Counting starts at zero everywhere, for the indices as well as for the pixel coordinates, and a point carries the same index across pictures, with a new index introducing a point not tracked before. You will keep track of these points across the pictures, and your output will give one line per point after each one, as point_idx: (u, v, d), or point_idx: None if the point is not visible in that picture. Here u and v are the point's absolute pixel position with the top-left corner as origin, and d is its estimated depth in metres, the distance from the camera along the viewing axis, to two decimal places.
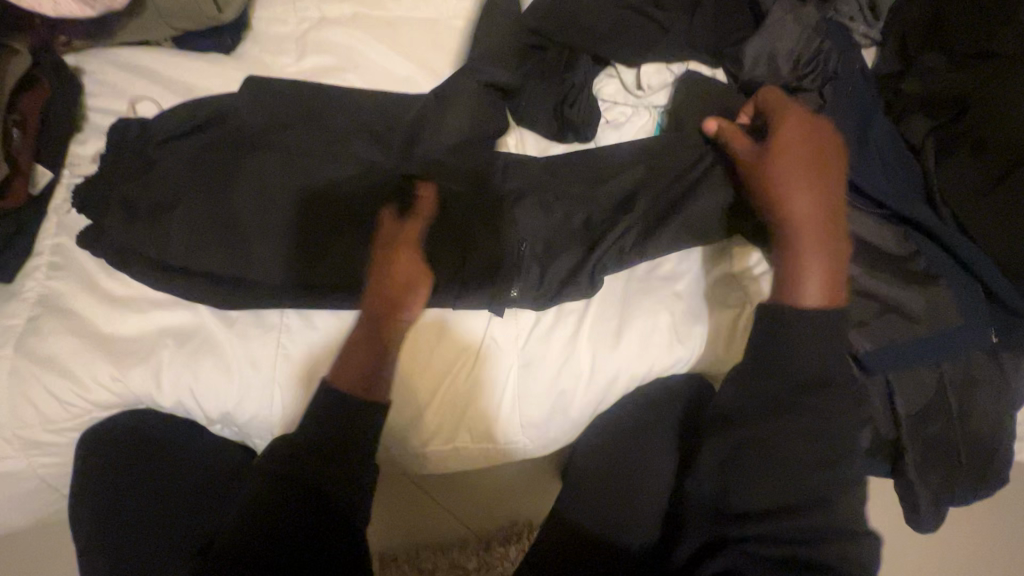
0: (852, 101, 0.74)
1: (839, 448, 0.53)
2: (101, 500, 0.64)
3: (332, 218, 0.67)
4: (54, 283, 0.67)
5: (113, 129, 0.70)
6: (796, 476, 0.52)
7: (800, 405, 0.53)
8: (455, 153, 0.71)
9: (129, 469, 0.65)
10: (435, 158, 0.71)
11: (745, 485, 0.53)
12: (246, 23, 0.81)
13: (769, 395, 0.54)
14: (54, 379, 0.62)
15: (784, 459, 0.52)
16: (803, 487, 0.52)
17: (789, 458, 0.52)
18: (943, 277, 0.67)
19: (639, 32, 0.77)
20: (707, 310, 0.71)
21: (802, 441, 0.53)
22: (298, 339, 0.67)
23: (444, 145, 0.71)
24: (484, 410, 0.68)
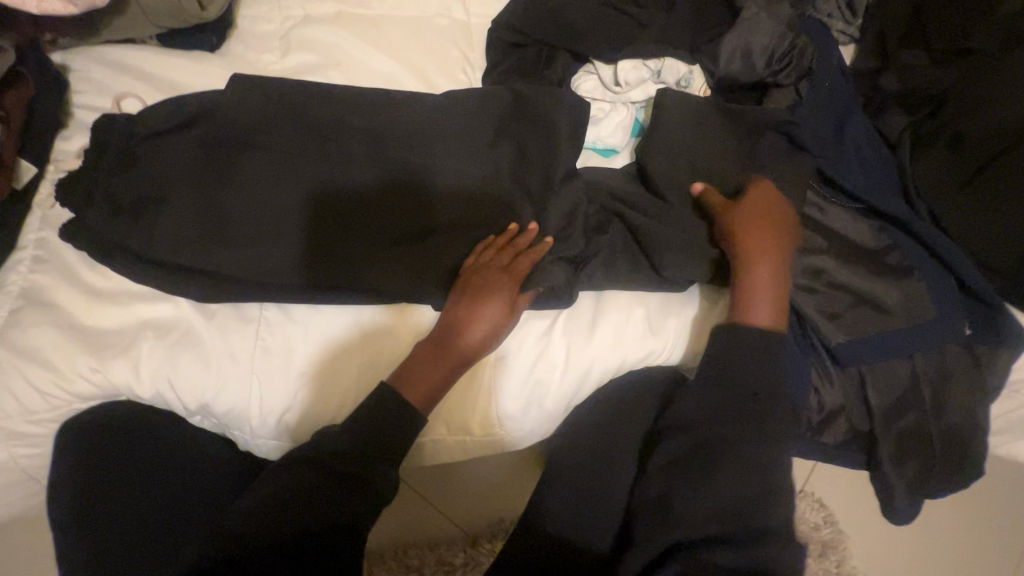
0: (827, 97, 0.76)
1: (773, 471, 0.60)
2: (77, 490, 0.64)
3: (315, 212, 0.68)
4: (36, 276, 0.67)
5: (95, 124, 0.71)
6: (743, 471, 0.59)
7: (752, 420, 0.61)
8: (433, 145, 0.72)
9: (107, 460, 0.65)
10: (414, 152, 0.71)
11: (697, 478, 0.60)
12: (231, 21, 0.82)
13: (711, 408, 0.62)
14: (34, 370, 0.63)
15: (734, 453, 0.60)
16: (744, 494, 0.59)
17: (734, 451, 0.60)
18: (917, 270, 0.68)
19: (616, 30, 0.78)
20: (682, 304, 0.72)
21: (748, 453, 0.60)
22: (278, 331, 0.67)
23: (425, 139, 0.72)
24: (462, 401, 0.69)
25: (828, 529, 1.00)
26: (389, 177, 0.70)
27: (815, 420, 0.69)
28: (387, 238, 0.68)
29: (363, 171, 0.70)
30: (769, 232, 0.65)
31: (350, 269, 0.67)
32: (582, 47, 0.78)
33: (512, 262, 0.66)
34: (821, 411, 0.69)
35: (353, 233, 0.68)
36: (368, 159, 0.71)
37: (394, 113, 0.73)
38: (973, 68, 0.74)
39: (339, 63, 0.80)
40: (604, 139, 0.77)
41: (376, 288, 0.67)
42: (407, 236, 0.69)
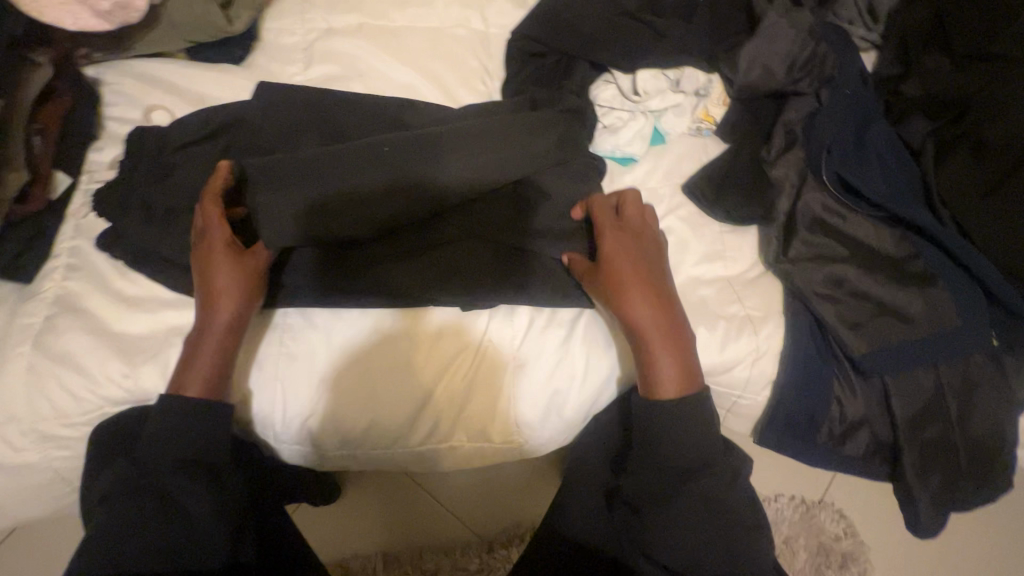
0: (848, 104, 0.73)
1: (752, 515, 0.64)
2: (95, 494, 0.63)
3: (315, 219, 0.65)
4: (70, 284, 0.70)
5: (130, 135, 0.73)
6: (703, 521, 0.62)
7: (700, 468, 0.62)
8: (430, 150, 0.67)
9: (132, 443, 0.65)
10: (414, 153, 0.67)
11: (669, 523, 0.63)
12: (257, 34, 0.84)
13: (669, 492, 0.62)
14: (69, 375, 0.65)
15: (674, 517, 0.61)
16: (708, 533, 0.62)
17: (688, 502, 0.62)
18: (941, 279, 0.67)
19: (635, 38, 0.78)
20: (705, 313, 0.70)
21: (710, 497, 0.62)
22: (300, 338, 0.69)
23: (423, 143, 0.68)
24: (482, 410, 0.70)
25: (848, 540, 0.98)
26: (385, 184, 0.66)
27: (837, 431, 0.68)
28: (406, 250, 0.69)
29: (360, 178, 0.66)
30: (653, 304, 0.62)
31: (374, 279, 0.68)
32: (600, 56, 0.79)
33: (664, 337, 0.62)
34: (842, 421, 0.68)
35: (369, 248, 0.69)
36: (366, 166, 0.66)
37: (413, 123, 0.75)
38: (996, 74, 0.73)
39: (362, 75, 0.82)
40: (622, 148, 0.77)
41: (394, 295, 0.68)
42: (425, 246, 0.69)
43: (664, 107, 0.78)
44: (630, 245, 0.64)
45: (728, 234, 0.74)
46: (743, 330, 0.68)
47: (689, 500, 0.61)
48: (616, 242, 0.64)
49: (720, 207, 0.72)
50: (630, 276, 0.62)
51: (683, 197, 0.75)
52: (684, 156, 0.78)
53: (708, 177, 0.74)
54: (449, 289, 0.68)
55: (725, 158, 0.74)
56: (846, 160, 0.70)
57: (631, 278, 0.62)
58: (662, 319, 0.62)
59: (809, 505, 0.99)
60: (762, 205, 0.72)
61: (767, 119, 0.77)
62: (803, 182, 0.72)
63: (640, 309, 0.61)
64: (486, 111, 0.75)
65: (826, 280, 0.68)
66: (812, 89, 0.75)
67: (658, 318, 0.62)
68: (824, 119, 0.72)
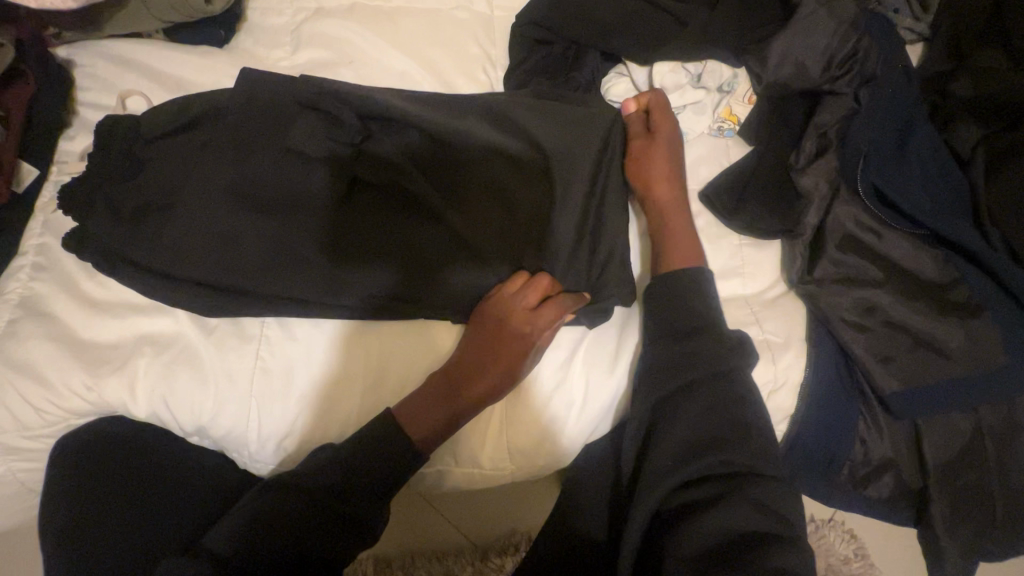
0: (889, 106, 0.65)
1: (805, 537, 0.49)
2: (69, 529, 0.58)
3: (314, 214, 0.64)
4: (36, 285, 0.65)
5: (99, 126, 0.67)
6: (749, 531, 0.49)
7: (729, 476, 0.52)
8: (413, 147, 0.67)
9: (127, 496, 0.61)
10: (392, 149, 0.66)
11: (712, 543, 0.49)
12: (240, 14, 0.78)
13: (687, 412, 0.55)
14: (30, 385, 0.61)
15: (702, 434, 0.54)
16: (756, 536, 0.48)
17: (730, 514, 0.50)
18: (987, 310, 0.59)
19: (653, 27, 0.71)
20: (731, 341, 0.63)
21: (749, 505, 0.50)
22: (277, 351, 0.64)
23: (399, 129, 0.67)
24: (472, 434, 0.65)
25: (859, 562, 0.93)
26: (376, 184, 0.65)
27: (858, 473, 0.63)
28: (393, 237, 0.64)
29: (342, 169, 0.65)
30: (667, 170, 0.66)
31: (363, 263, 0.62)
32: (614, 45, 0.71)
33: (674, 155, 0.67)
34: (865, 463, 0.63)
35: (351, 231, 0.64)
36: (344, 148, 0.65)
37: (393, 114, 0.67)
38: None
39: (352, 62, 0.75)
40: None
41: (382, 300, 0.63)
42: (409, 245, 0.64)
43: (681, 105, 0.70)
44: (668, 146, 0.67)
45: (747, 249, 0.67)
46: (761, 357, 0.61)
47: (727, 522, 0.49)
48: (663, 137, 0.67)
49: (745, 218, 0.65)
50: (662, 172, 0.66)
51: (699, 204, 0.69)
52: (701, 160, 0.71)
53: (731, 184, 0.66)
54: (442, 287, 0.63)
55: (747, 161, 0.67)
56: (885, 170, 0.62)
57: (661, 174, 0.66)
58: (680, 210, 0.65)
59: (817, 526, 0.94)
60: (786, 217, 0.65)
61: (797, 119, 0.69)
62: (836, 193, 0.64)
63: (667, 197, 0.65)
64: (481, 107, 0.69)
65: (856, 306, 0.61)
66: (852, 88, 0.66)
67: (676, 209, 0.65)
68: (864, 123, 0.64)
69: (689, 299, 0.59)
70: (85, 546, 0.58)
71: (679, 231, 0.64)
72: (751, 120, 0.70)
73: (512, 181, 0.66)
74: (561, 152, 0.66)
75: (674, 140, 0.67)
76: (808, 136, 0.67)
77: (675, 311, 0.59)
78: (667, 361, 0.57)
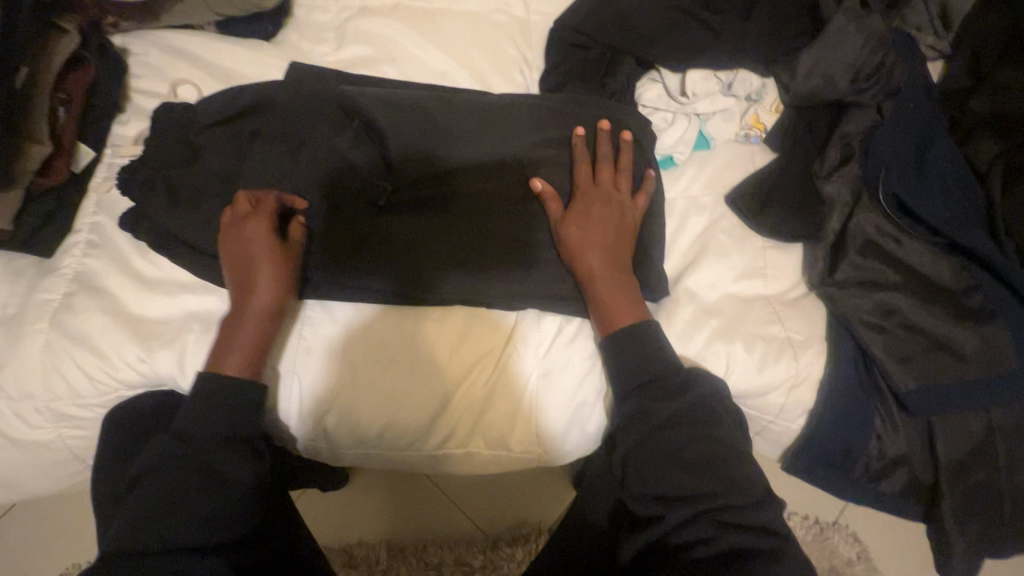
0: (911, 120, 0.68)
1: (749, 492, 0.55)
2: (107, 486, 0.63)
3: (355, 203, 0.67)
4: (90, 261, 0.68)
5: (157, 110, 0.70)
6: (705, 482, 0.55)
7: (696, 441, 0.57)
8: (450, 139, 0.68)
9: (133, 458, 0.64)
10: (434, 141, 0.68)
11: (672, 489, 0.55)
12: (288, 10, 0.81)
13: (644, 441, 0.58)
14: (85, 356, 0.64)
15: (675, 463, 0.56)
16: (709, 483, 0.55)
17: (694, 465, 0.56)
18: (1000, 316, 0.62)
19: (687, 36, 0.74)
20: (755, 338, 0.65)
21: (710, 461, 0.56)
22: (319, 332, 0.67)
23: (437, 122, 0.68)
24: (502, 419, 0.68)
25: (862, 565, 0.95)
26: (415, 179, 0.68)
27: (874, 467, 0.65)
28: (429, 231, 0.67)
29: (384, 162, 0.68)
30: (600, 233, 0.64)
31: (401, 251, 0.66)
32: (648, 52, 0.74)
33: (614, 212, 0.65)
34: (881, 458, 0.65)
35: (388, 226, 0.67)
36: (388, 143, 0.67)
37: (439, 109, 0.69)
38: None
39: (394, 60, 0.78)
40: (663, 150, 0.73)
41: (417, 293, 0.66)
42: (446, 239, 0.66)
43: (711, 111, 0.74)
44: (595, 207, 0.65)
45: (771, 251, 0.70)
46: (783, 354, 0.65)
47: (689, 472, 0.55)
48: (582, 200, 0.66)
49: (773, 222, 0.68)
50: (585, 238, 0.63)
51: (726, 207, 0.72)
52: (729, 164, 0.74)
53: (757, 189, 0.69)
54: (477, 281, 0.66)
55: (773, 168, 0.71)
56: (907, 179, 0.65)
57: (589, 240, 0.63)
58: (612, 275, 0.63)
59: (823, 528, 0.96)
60: (811, 221, 0.68)
61: (822, 129, 0.72)
62: (858, 201, 0.67)
63: (595, 266, 0.63)
64: (521, 105, 0.71)
65: (875, 307, 0.64)
66: (875, 101, 0.70)
67: (608, 274, 0.63)
68: (888, 135, 0.67)
69: (650, 351, 0.60)
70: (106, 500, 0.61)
71: (612, 299, 0.62)
72: (779, 127, 0.73)
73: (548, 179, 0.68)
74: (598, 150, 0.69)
75: (609, 203, 0.65)
76: (833, 145, 0.70)
77: (634, 361, 0.60)
78: (632, 374, 0.60)
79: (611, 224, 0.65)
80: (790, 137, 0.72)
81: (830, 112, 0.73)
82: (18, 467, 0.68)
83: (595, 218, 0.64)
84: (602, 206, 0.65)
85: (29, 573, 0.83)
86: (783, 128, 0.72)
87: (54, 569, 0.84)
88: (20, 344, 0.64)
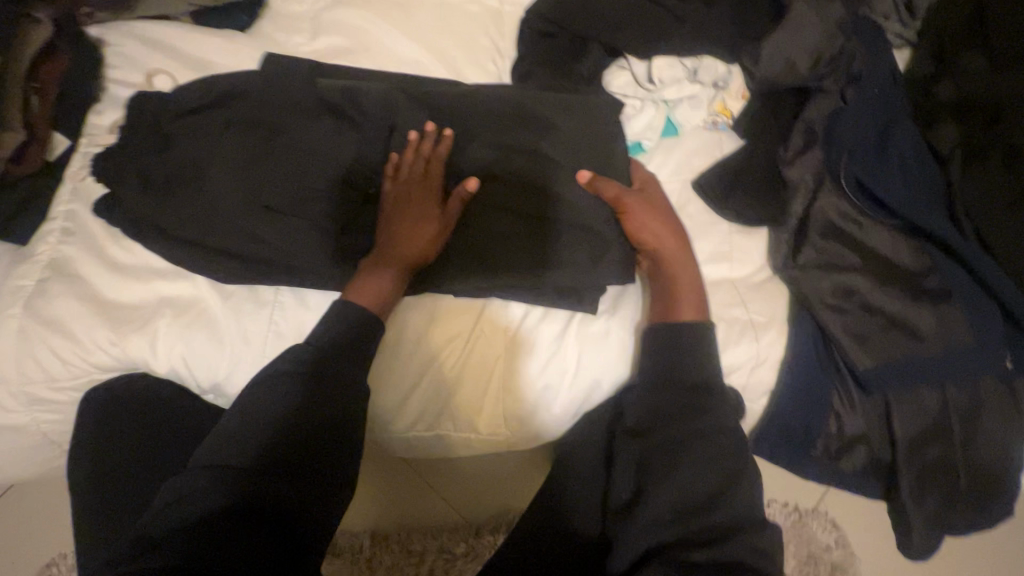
0: (873, 104, 0.69)
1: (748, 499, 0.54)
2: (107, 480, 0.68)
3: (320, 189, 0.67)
4: (64, 248, 0.69)
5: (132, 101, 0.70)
6: (711, 483, 0.54)
7: (712, 448, 0.55)
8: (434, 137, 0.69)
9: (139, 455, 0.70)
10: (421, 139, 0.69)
11: (678, 483, 0.54)
12: (262, 0, 0.82)
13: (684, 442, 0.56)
14: (58, 340, 0.65)
15: (690, 464, 0.55)
16: (710, 482, 0.54)
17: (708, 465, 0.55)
18: (956, 296, 0.63)
19: (654, 24, 0.75)
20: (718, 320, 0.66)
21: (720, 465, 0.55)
22: (289, 316, 0.68)
23: (427, 121, 0.70)
24: (471, 400, 0.69)
25: (839, 550, 0.96)
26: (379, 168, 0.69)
27: (833, 446, 0.67)
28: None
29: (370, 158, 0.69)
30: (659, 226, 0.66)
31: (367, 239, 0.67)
32: (616, 40, 0.75)
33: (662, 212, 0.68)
34: (839, 437, 0.67)
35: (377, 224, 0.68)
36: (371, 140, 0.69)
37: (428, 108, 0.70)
38: None
39: (367, 50, 0.79)
40: (631, 137, 0.74)
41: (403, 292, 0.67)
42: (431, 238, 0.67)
43: (678, 98, 0.74)
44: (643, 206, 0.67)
45: (736, 235, 0.71)
46: (745, 335, 0.66)
47: (700, 474, 0.54)
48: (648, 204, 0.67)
49: (736, 206, 0.69)
50: (654, 229, 0.66)
51: (692, 192, 0.73)
52: (696, 150, 0.75)
53: (721, 172, 0.71)
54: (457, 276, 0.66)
55: (737, 154, 0.71)
56: (867, 162, 0.66)
57: (653, 231, 0.66)
58: (681, 262, 0.65)
59: (801, 514, 0.97)
60: (772, 206, 0.69)
61: (787, 115, 0.73)
62: (820, 185, 0.68)
63: (672, 258, 0.66)
64: (505, 99, 0.71)
65: (835, 288, 0.65)
66: (837, 87, 0.71)
67: (677, 264, 0.65)
68: (850, 119, 0.68)
69: (692, 361, 0.60)
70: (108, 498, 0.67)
71: (683, 285, 0.64)
72: (744, 113, 0.74)
73: (527, 174, 0.68)
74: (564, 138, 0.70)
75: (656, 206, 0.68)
76: (796, 129, 0.71)
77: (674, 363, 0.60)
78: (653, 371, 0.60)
79: (665, 219, 0.67)
80: (754, 124, 0.73)
81: (795, 98, 0.74)
82: None
83: (653, 213, 0.67)
84: (658, 205, 0.69)
85: (12, 559, 0.84)
86: (748, 115, 0.73)
87: (36, 556, 0.85)
88: None
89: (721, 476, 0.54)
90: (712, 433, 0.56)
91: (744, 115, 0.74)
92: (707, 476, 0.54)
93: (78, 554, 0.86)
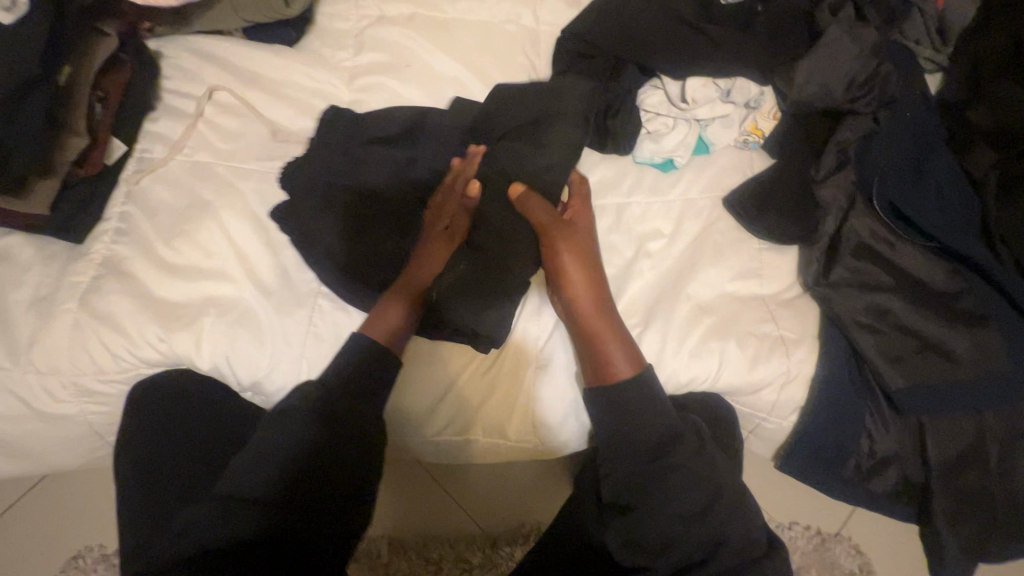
0: (904, 128, 0.70)
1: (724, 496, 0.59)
2: (137, 484, 0.69)
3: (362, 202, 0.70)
4: (118, 248, 0.72)
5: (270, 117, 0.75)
6: (680, 497, 0.58)
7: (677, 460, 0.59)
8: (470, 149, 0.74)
9: (171, 460, 0.71)
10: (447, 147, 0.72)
11: (673, 499, 0.58)
12: (311, 18, 0.85)
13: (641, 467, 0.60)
14: (109, 335, 0.68)
15: (676, 479, 0.59)
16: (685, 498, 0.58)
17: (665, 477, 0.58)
18: (993, 320, 0.64)
19: (690, 46, 0.76)
20: (751, 337, 0.67)
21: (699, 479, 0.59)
22: (328, 319, 0.72)
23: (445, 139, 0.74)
24: (502, 407, 0.70)
25: None
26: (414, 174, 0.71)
27: (864, 465, 0.67)
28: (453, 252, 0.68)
29: (397, 173, 0.71)
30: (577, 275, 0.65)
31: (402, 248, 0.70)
32: (652, 61, 0.78)
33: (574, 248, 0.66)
34: (870, 456, 0.67)
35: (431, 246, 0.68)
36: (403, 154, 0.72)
37: (460, 133, 0.74)
38: None
39: (408, 66, 0.83)
40: (663, 154, 0.76)
41: (427, 309, 0.68)
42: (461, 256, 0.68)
43: (711, 117, 0.76)
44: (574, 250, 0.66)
45: (766, 252, 0.72)
46: (775, 352, 0.66)
47: (682, 486, 0.58)
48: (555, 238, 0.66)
49: (771, 224, 0.70)
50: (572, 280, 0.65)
51: (723, 210, 0.74)
52: (727, 169, 0.76)
53: (752, 191, 0.72)
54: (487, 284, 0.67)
55: (769, 173, 0.72)
56: (902, 184, 0.67)
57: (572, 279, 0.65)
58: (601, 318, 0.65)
59: (824, 538, 0.96)
60: (805, 225, 0.70)
61: (819, 137, 0.74)
62: (852, 205, 0.69)
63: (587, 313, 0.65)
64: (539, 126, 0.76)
65: (867, 309, 0.66)
66: (870, 110, 0.72)
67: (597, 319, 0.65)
68: (883, 141, 0.69)
69: (636, 397, 0.62)
70: (143, 500, 0.68)
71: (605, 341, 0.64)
72: (774, 133, 0.76)
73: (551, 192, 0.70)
74: (591, 165, 0.77)
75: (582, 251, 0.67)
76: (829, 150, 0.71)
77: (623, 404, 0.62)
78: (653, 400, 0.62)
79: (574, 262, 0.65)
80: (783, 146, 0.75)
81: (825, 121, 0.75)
82: (44, 440, 0.72)
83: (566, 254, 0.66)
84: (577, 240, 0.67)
85: (46, 548, 0.87)
86: (781, 137, 0.75)
87: (70, 546, 0.87)
88: (50, 322, 0.68)
89: (658, 492, 0.58)
90: (663, 451, 0.60)
91: (776, 138, 0.75)
92: (654, 504, 0.58)
93: (108, 546, 0.88)
